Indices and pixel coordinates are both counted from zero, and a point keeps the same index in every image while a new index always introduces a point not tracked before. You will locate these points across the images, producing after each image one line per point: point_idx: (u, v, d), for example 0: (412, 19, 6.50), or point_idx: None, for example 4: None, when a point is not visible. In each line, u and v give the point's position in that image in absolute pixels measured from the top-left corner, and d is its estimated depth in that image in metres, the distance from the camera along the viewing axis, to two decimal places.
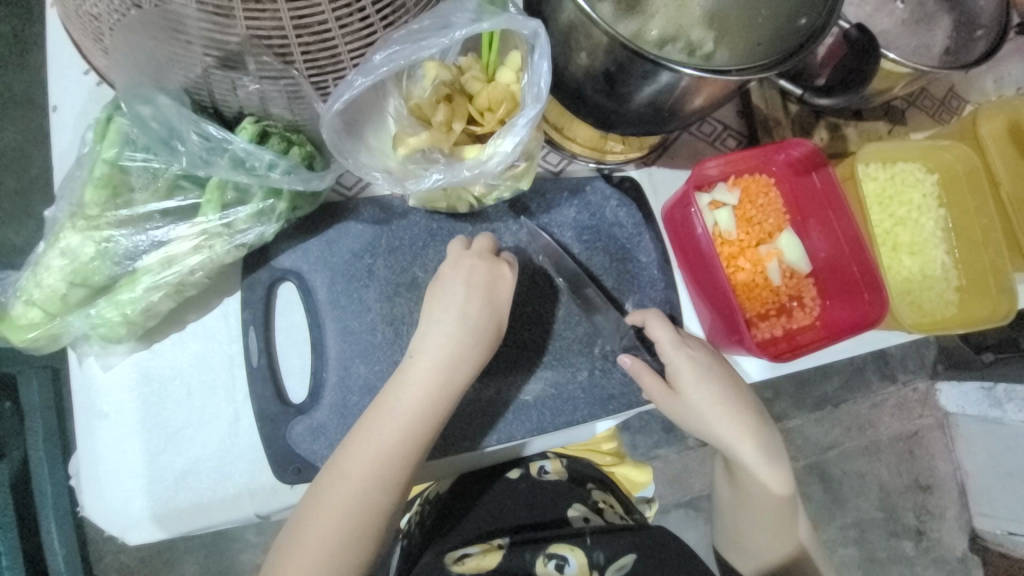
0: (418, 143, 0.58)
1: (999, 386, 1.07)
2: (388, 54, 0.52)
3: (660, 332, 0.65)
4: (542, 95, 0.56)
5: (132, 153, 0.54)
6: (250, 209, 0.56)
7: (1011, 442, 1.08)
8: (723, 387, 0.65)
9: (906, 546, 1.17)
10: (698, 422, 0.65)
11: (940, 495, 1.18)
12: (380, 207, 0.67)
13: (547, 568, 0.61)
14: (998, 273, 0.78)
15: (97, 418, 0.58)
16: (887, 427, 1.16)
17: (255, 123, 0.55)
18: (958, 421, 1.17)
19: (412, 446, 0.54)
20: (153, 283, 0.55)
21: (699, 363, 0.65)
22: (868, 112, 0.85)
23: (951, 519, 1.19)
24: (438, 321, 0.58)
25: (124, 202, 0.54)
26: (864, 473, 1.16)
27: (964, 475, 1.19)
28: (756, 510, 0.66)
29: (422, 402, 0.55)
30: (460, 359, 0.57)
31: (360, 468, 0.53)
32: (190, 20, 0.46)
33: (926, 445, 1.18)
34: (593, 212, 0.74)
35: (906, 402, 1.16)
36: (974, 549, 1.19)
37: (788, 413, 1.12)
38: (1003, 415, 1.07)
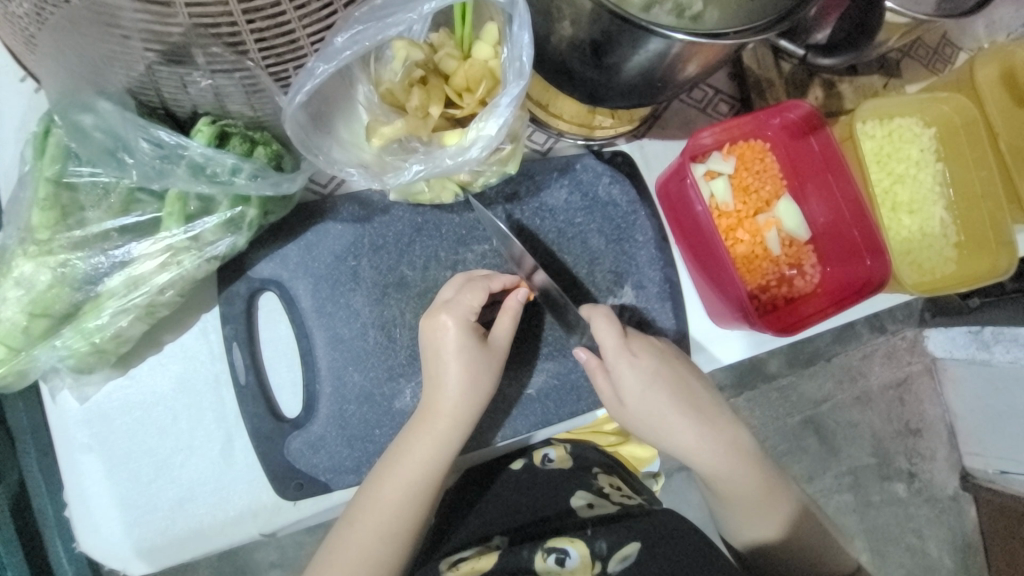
0: (393, 133, 0.54)
1: (986, 329, 1.08)
2: (350, 35, 0.47)
3: (605, 336, 0.60)
4: (525, 71, 0.51)
5: (77, 168, 0.49)
6: (218, 219, 0.51)
7: (999, 382, 1.08)
8: (672, 389, 0.62)
9: (899, 489, 1.20)
10: (646, 429, 0.64)
11: (930, 438, 1.21)
12: (360, 203, 0.63)
13: (548, 564, 0.61)
14: (997, 227, 0.77)
15: (80, 451, 0.55)
16: (877, 375, 1.17)
17: (212, 123, 0.50)
18: (946, 365, 1.17)
19: (421, 498, 0.56)
20: (120, 308, 0.51)
21: (641, 371, 0.61)
22: (863, 66, 0.81)
23: (941, 460, 1.22)
24: (439, 369, 0.57)
25: (77, 222, 0.49)
26: (857, 423, 1.17)
27: (952, 418, 1.21)
28: (734, 494, 0.64)
29: (427, 464, 0.56)
30: (460, 417, 0.57)
31: (370, 519, 0.55)
32: (126, 12, 0.41)
33: (915, 391, 1.19)
34: (584, 192, 0.70)
35: (895, 350, 1.17)
36: (965, 487, 1.23)
37: (782, 372, 1.13)
38: (990, 357, 1.08)
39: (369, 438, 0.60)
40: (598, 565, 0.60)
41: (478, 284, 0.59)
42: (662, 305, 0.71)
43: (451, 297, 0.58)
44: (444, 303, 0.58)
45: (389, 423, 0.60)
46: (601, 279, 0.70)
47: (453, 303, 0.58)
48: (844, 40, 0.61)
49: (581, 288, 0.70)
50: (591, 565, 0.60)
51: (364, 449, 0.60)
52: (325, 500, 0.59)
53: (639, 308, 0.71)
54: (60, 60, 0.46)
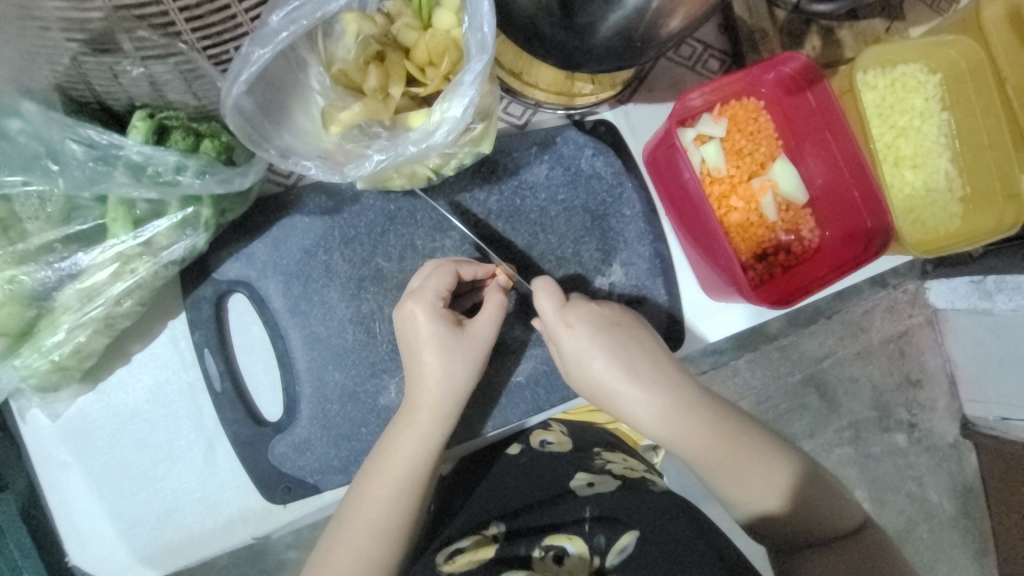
0: (352, 118, 0.49)
1: (989, 278, 1.03)
2: (286, 13, 0.42)
3: (543, 306, 0.59)
4: (488, 44, 0.45)
5: (8, 177, 0.44)
6: (169, 221, 0.48)
7: (1000, 329, 1.04)
8: (620, 350, 0.60)
9: (899, 439, 1.21)
10: (593, 396, 0.61)
11: (930, 388, 1.20)
12: (326, 194, 0.59)
13: (546, 564, 0.60)
14: (1004, 178, 0.73)
15: (60, 469, 0.54)
16: (879, 330, 1.15)
17: (148, 117, 0.46)
18: (947, 315, 1.15)
19: (414, 490, 0.55)
20: (77, 322, 0.48)
21: (580, 333, 0.59)
22: (865, 10, 0.75)
23: (942, 410, 1.21)
24: (417, 365, 0.55)
25: (17, 235, 0.45)
26: (858, 377, 1.16)
27: (954, 367, 1.19)
28: (705, 460, 0.61)
29: (415, 463, 0.55)
30: (445, 413, 0.55)
31: (360, 524, 0.54)
32: (41, 0, 0.36)
33: (916, 342, 1.17)
34: (567, 167, 0.67)
35: (896, 303, 1.15)
36: (965, 434, 1.22)
37: (783, 331, 1.11)
38: (993, 306, 1.04)
39: (356, 437, 0.58)
40: (597, 559, 0.60)
41: (442, 266, 0.56)
42: (654, 282, 0.69)
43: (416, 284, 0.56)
44: (414, 293, 0.55)
45: (374, 420, 0.59)
46: (588, 259, 0.67)
47: (421, 292, 0.55)
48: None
49: (567, 268, 0.66)
50: (589, 559, 0.60)
51: (351, 448, 0.58)
52: (315, 500, 0.58)
53: (629, 287, 0.68)
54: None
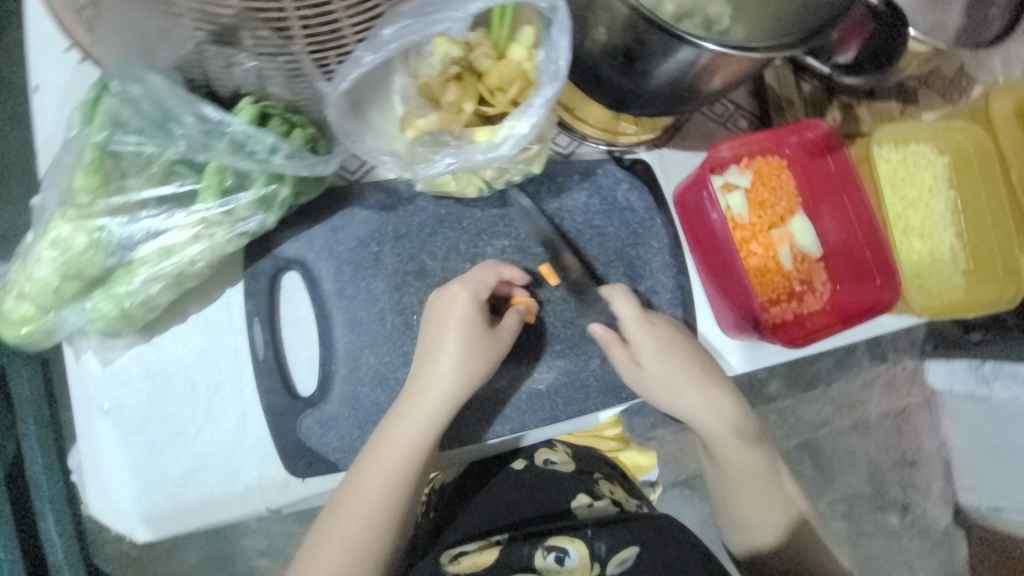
0: (427, 125, 0.55)
1: (987, 364, 1.07)
2: (397, 29, 0.48)
3: (623, 309, 0.64)
4: (561, 73, 0.51)
5: (123, 137, 0.50)
6: (251, 195, 0.53)
7: (996, 419, 1.09)
8: (689, 364, 0.64)
9: (892, 520, 1.20)
10: (660, 396, 0.64)
11: (925, 470, 1.21)
12: (386, 191, 0.64)
13: (547, 562, 0.63)
14: (1005, 256, 0.79)
15: (97, 415, 0.56)
16: (876, 405, 1.17)
17: (254, 102, 0.53)
18: (945, 399, 1.18)
19: (410, 474, 0.56)
20: (151, 274, 0.52)
21: (661, 341, 0.64)
22: (882, 91, 0.84)
23: (936, 494, 1.21)
24: (436, 349, 0.57)
25: (117, 189, 0.50)
26: (853, 451, 1.18)
27: (949, 451, 1.21)
28: (744, 482, 0.65)
29: (420, 445, 0.56)
30: (452, 400, 0.57)
31: (362, 496, 0.55)
32: None
33: (913, 421, 1.19)
34: (604, 196, 0.72)
35: (895, 379, 1.17)
36: (959, 522, 1.22)
37: (781, 394, 1.14)
38: (990, 393, 1.08)
39: (381, 421, 0.61)
40: (597, 566, 0.62)
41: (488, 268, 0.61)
42: (674, 311, 0.73)
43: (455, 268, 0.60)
44: (460, 278, 0.59)
45: None
46: (616, 281, 0.72)
47: (472, 282, 0.59)
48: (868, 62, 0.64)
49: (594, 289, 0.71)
50: (589, 567, 0.62)
51: (375, 432, 0.60)
52: (332, 479, 0.60)
53: (650, 313, 0.72)
54: (120, 42, 0.47)
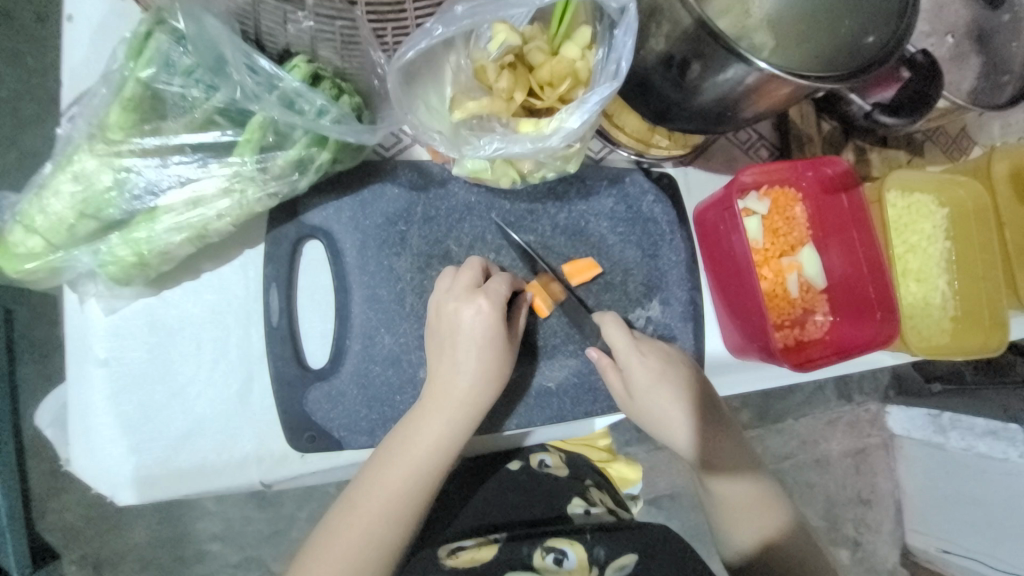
0: (477, 108, 0.55)
1: (946, 415, 1.13)
2: (470, 6, 0.49)
3: (614, 337, 0.65)
4: (621, 74, 0.52)
5: (168, 78, 0.48)
6: (291, 155, 0.51)
7: (950, 466, 1.13)
8: (675, 387, 0.65)
9: (843, 555, 1.24)
10: (647, 421, 0.67)
11: (878, 509, 1.25)
12: (419, 172, 0.64)
13: (546, 562, 0.62)
14: (993, 308, 0.83)
15: (92, 365, 0.53)
16: (838, 443, 1.22)
17: (308, 62, 0.51)
18: (901, 442, 1.23)
19: (431, 481, 0.56)
20: (175, 224, 0.50)
21: (652, 366, 0.64)
22: (893, 140, 0.88)
23: (885, 533, 1.26)
24: (456, 353, 0.58)
25: (152, 129, 0.49)
26: (813, 484, 1.21)
27: (901, 493, 1.25)
28: (733, 501, 0.66)
29: (439, 445, 0.56)
30: (475, 402, 0.57)
31: (381, 493, 0.54)
32: None
33: (871, 462, 1.24)
34: (630, 205, 0.73)
35: (858, 421, 1.22)
36: (904, 562, 1.26)
37: (752, 423, 1.17)
38: (946, 441, 1.13)
39: (389, 402, 0.59)
40: (596, 569, 0.62)
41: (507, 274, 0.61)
42: (684, 327, 0.73)
43: (448, 287, 0.59)
44: (453, 291, 0.59)
45: (411, 390, 0.60)
46: (632, 289, 0.72)
47: (490, 288, 0.59)
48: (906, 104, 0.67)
49: (611, 294, 0.71)
50: (588, 568, 0.62)
51: (382, 413, 0.59)
52: (333, 456, 0.58)
53: (662, 324, 0.73)
54: None
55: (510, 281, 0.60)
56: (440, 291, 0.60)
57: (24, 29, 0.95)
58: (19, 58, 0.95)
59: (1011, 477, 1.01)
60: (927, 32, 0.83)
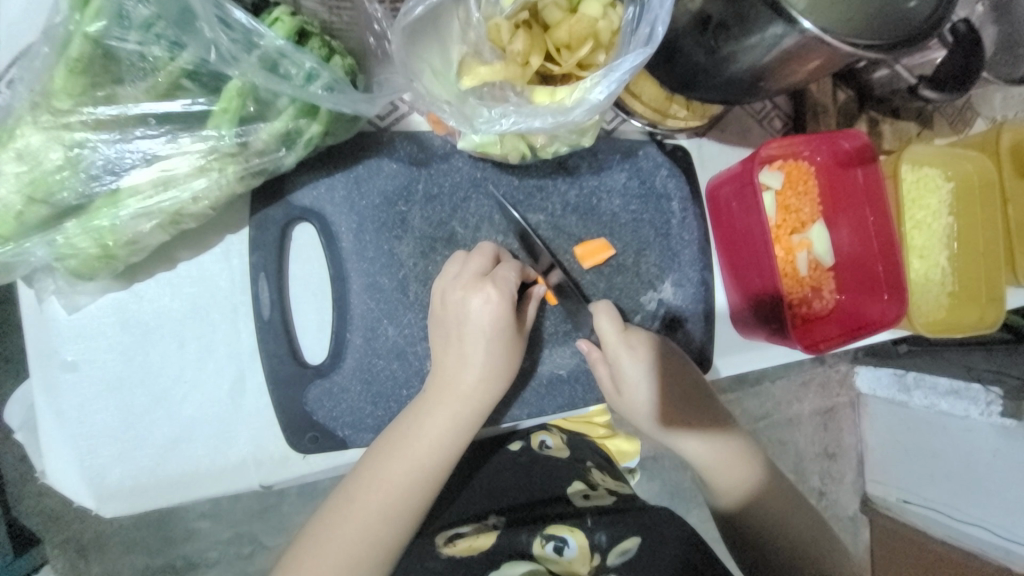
0: (490, 75, 0.48)
1: (910, 374, 1.15)
2: None
3: (603, 327, 0.61)
4: (656, 39, 0.46)
5: (122, 33, 0.39)
6: (276, 128, 0.44)
7: (912, 423, 1.17)
8: (664, 378, 0.63)
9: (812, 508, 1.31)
10: (637, 412, 0.65)
11: (841, 462, 1.28)
12: (419, 145, 0.57)
13: (546, 551, 0.62)
14: (991, 285, 0.83)
15: (61, 370, 0.48)
16: (810, 402, 1.24)
17: (292, 15, 0.43)
18: (867, 401, 1.26)
19: (435, 476, 0.53)
20: (143, 209, 0.43)
21: (641, 356, 0.62)
22: (905, 111, 0.85)
23: (847, 484, 1.29)
24: (461, 347, 0.54)
25: (108, 97, 0.41)
26: (786, 442, 1.23)
27: (863, 448, 1.28)
28: (718, 470, 0.67)
29: (441, 442, 0.53)
30: (481, 396, 0.54)
31: (377, 491, 0.51)
32: None
33: (837, 419, 1.26)
34: (642, 180, 0.69)
35: (828, 380, 1.25)
36: (865, 511, 1.31)
37: (729, 387, 1.19)
38: (909, 399, 1.16)
39: (395, 398, 0.55)
40: (597, 556, 0.62)
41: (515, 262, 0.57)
42: (695, 308, 0.71)
43: (457, 273, 0.55)
44: (457, 278, 0.54)
45: (417, 384, 0.56)
46: (644, 270, 0.69)
47: (495, 275, 0.55)
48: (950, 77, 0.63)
49: (624, 276, 0.68)
50: (589, 555, 0.62)
51: (388, 409, 0.55)
52: (336, 456, 0.54)
53: (673, 307, 0.70)
54: None
55: (520, 268, 0.56)
56: (442, 279, 0.55)
57: None
58: None
59: (973, 434, 1.06)
60: None
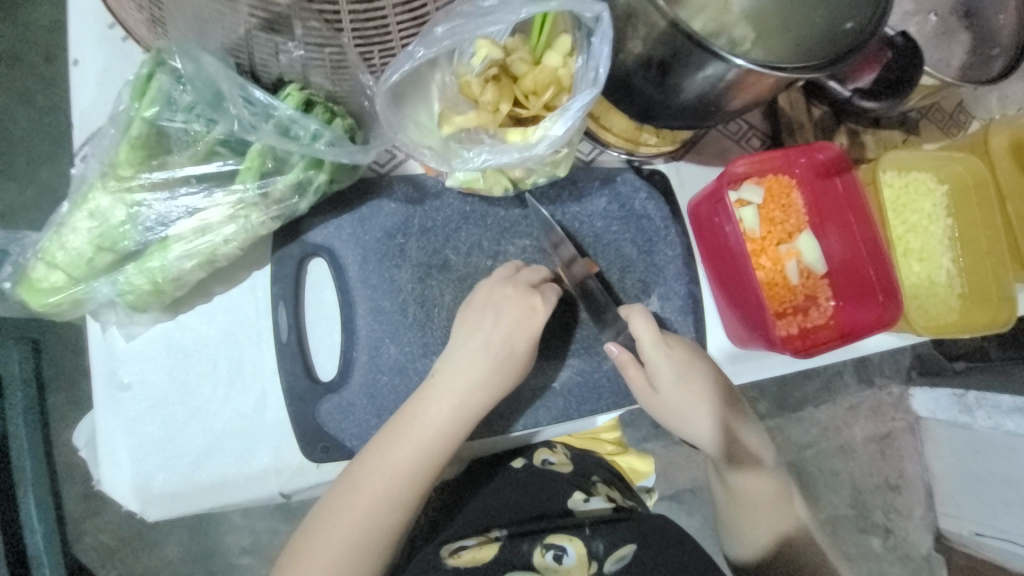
0: (464, 122, 0.57)
1: (971, 394, 1.11)
2: (449, 27, 0.51)
3: (640, 332, 0.65)
4: (600, 80, 0.54)
5: (171, 115, 0.51)
6: (290, 179, 0.54)
7: (978, 446, 1.12)
8: (706, 383, 0.67)
9: (874, 543, 1.22)
10: (673, 416, 0.68)
11: (908, 495, 1.24)
12: (413, 185, 0.66)
13: (546, 560, 0.65)
14: (1000, 283, 0.82)
15: (117, 389, 0.57)
16: (862, 428, 1.20)
17: (300, 90, 0.54)
18: (928, 425, 1.21)
19: (436, 467, 0.57)
20: (185, 252, 0.53)
21: (678, 361, 0.66)
22: (887, 120, 0.88)
23: (916, 518, 1.24)
24: (463, 351, 0.59)
25: (159, 164, 0.52)
26: (839, 472, 1.20)
27: (931, 478, 1.23)
28: (745, 495, 0.68)
29: (442, 436, 0.57)
30: (481, 396, 0.59)
31: (382, 479, 0.56)
32: None
33: (898, 447, 1.22)
34: (622, 204, 0.74)
35: (880, 405, 1.20)
36: (938, 548, 1.24)
37: (770, 413, 1.17)
38: (973, 420, 1.11)
39: (397, 409, 0.61)
40: (596, 564, 0.65)
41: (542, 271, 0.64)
42: (684, 320, 0.74)
43: (485, 286, 0.61)
44: (480, 295, 0.61)
45: None
46: (629, 287, 0.73)
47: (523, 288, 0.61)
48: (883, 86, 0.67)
49: (610, 292, 0.73)
50: (588, 563, 0.65)
51: (391, 420, 0.61)
52: (346, 466, 0.60)
53: (660, 319, 0.74)
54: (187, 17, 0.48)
55: (547, 277, 0.63)
56: (472, 296, 0.62)
57: (34, 70, 1.00)
58: (31, 99, 1.00)
59: None
60: (911, 11, 0.83)
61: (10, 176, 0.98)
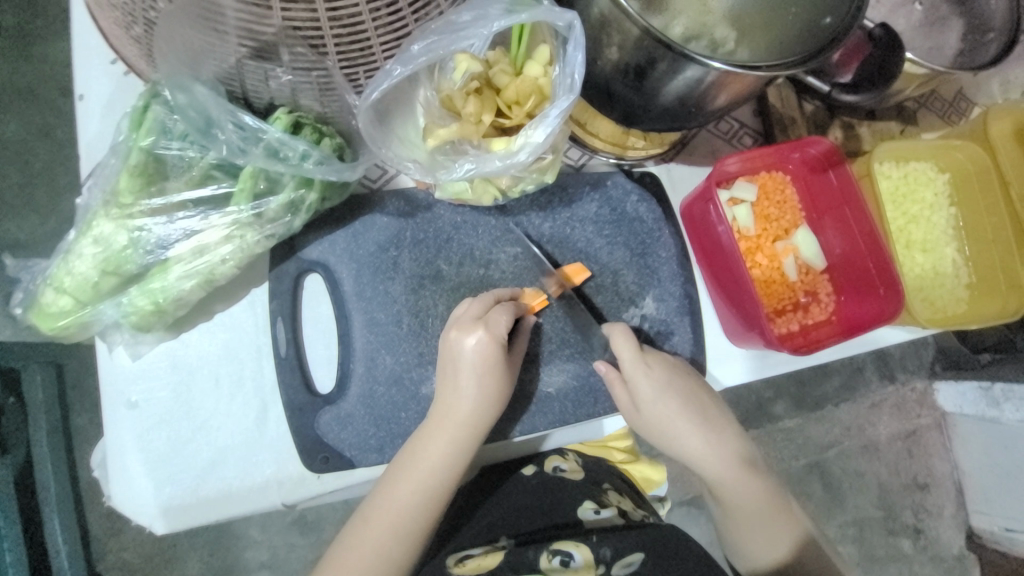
0: (448, 134, 0.58)
1: (996, 386, 1.06)
2: (426, 44, 0.52)
3: (621, 351, 0.65)
4: (575, 86, 0.56)
5: (167, 142, 0.54)
6: (282, 199, 0.56)
7: (1008, 441, 1.07)
8: (683, 398, 0.66)
9: (904, 544, 1.18)
10: (657, 432, 0.68)
11: (937, 493, 1.19)
12: (405, 199, 0.67)
13: (552, 564, 0.64)
14: (1008, 271, 0.81)
15: (124, 407, 0.59)
16: (885, 426, 1.17)
17: (288, 113, 0.55)
18: (955, 420, 1.17)
19: (439, 498, 0.59)
20: (185, 272, 0.55)
21: (658, 378, 0.65)
22: (882, 112, 0.87)
23: (948, 518, 1.20)
24: (455, 382, 0.60)
25: (158, 190, 0.54)
26: (864, 473, 1.17)
27: (960, 475, 1.19)
28: (744, 511, 0.66)
29: (437, 470, 0.58)
30: (477, 425, 0.60)
31: (387, 511, 0.57)
32: (229, 10, 0.45)
33: (924, 443, 1.18)
34: (613, 207, 0.74)
35: (905, 401, 1.17)
36: (970, 546, 1.20)
37: (789, 413, 1.14)
38: (1001, 414, 1.06)
39: (395, 419, 0.63)
40: (603, 568, 0.63)
41: (511, 304, 0.63)
42: (681, 321, 0.74)
43: (461, 314, 0.62)
44: (459, 320, 0.61)
45: (414, 407, 0.63)
46: (624, 290, 0.73)
47: (492, 319, 0.61)
48: (866, 79, 0.64)
49: (604, 296, 0.73)
50: (595, 567, 0.63)
51: (389, 430, 0.62)
52: (347, 475, 0.62)
53: (657, 320, 0.74)
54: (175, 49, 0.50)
55: (513, 312, 0.62)
56: (449, 319, 0.63)
57: (50, 106, 1.05)
58: (47, 133, 1.05)
59: None
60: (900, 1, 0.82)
61: (33, 208, 1.03)
